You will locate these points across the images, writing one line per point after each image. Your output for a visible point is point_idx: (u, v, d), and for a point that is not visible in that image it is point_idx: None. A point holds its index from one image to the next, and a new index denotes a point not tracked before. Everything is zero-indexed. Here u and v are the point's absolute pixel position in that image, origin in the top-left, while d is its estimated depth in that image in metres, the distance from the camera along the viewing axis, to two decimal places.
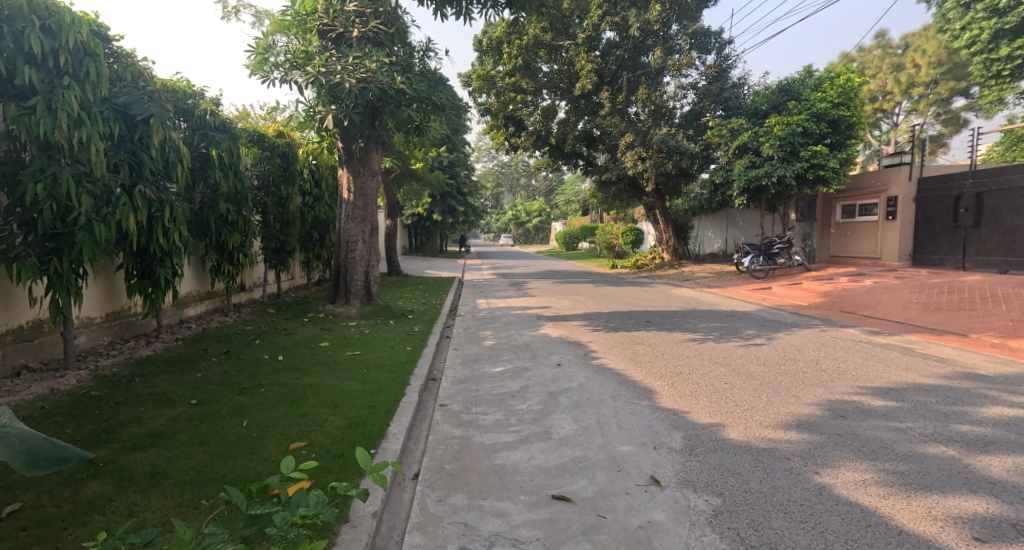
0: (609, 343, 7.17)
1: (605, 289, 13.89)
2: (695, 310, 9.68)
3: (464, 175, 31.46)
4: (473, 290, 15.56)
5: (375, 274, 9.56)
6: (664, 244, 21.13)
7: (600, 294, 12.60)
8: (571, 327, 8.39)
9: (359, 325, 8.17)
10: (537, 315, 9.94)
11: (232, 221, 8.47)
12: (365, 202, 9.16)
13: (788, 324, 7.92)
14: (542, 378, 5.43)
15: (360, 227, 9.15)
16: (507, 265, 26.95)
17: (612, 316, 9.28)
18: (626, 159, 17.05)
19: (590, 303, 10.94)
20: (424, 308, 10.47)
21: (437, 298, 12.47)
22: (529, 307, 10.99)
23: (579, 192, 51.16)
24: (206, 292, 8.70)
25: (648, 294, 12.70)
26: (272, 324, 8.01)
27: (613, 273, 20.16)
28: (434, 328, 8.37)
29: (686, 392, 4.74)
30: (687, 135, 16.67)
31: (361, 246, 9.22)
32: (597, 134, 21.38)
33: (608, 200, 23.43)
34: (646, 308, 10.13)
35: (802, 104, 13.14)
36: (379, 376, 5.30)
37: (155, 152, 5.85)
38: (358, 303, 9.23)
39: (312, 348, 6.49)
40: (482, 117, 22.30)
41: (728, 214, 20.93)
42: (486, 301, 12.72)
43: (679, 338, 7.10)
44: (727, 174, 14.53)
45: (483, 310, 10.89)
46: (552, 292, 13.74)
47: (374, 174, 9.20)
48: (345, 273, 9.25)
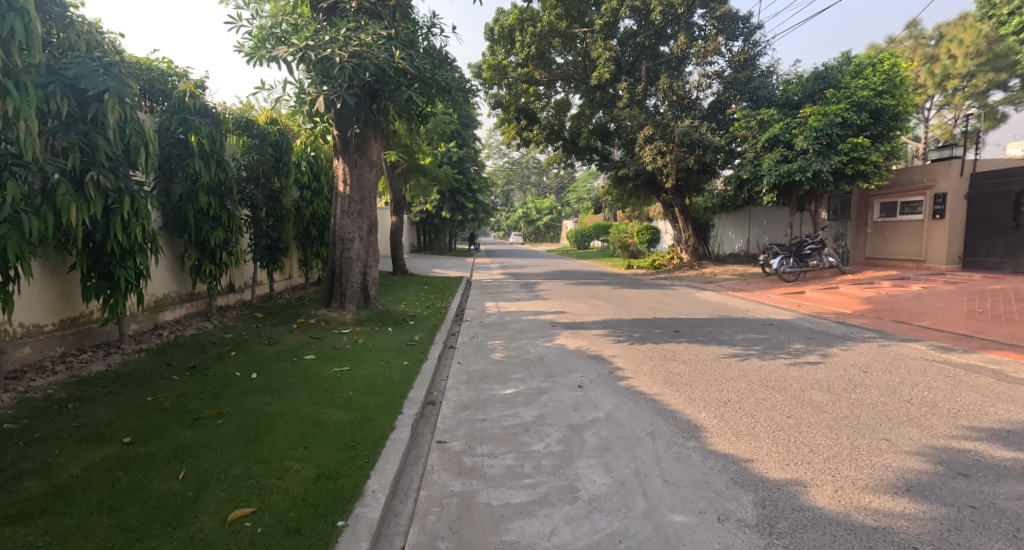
0: (635, 357, 6.27)
1: (623, 292, 12.99)
2: (726, 317, 8.77)
3: (473, 171, 30.65)
4: (482, 291, 14.72)
5: (374, 275, 8.71)
6: (682, 244, 20.21)
7: (619, 298, 11.72)
8: (590, 337, 7.50)
9: (352, 333, 7.31)
10: (551, 322, 9.06)
11: (214, 216, 7.66)
12: (362, 196, 8.33)
13: (839, 336, 7.00)
14: (561, 405, 4.54)
15: (357, 223, 8.32)
16: (518, 264, 26.13)
17: (634, 325, 8.38)
18: (645, 154, 16.14)
19: (609, 308, 10.05)
20: (428, 313, 9.60)
21: (442, 300, 11.63)
22: (542, 312, 10.13)
23: (591, 190, 50.24)
24: (185, 294, 7.87)
25: (670, 298, 11.79)
26: (256, 331, 7.15)
27: (629, 274, 19.28)
28: (437, 337, 7.51)
29: (740, 430, 3.83)
30: (711, 128, 15.73)
31: (358, 245, 8.37)
32: (613, 128, 20.50)
33: (623, 197, 22.50)
34: (671, 315, 9.22)
35: (842, 92, 12.19)
36: (367, 402, 4.43)
37: (111, 134, 5.01)
38: (354, 307, 8.38)
39: (293, 362, 5.62)
40: (492, 110, 21.47)
41: (751, 213, 19.99)
42: (496, 303, 11.88)
43: (717, 353, 6.18)
44: (756, 169, 13.59)
45: (493, 315, 10.02)
46: (566, 295, 12.86)
47: (372, 166, 8.40)
48: (340, 275, 8.41)
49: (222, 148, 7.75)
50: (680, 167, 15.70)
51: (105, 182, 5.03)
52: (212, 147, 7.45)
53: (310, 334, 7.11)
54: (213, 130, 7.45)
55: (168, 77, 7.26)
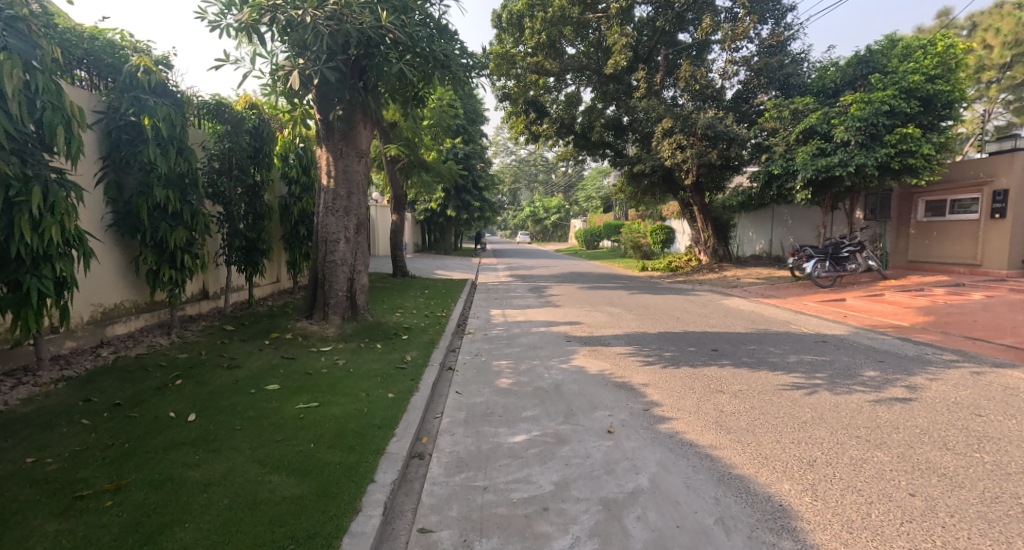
0: (673, 387, 5.15)
1: (642, 299, 11.86)
2: (769, 331, 7.60)
3: (480, 168, 29.73)
4: (488, 296, 13.60)
5: (365, 281, 7.61)
6: (702, 245, 19.13)
7: (639, 306, 10.63)
8: (614, 359, 6.38)
9: (332, 352, 6.22)
10: (566, 336, 7.93)
11: (174, 213, 6.56)
12: (349, 191, 7.27)
13: (916, 358, 5.82)
14: (588, 466, 3.44)
15: (344, 221, 7.22)
16: (526, 265, 25.16)
17: (663, 341, 7.25)
18: (664, 148, 15.03)
19: (630, 320, 8.91)
20: (426, 324, 8.48)
21: (443, 308, 10.51)
22: (554, 323, 9.00)
23: (601, 189, 49.12)
24: (144, 303, 6.83)
25: (696, 306, 10.64)
26: (220, 349, 6.08)
27: (645, 277, 18.19)
28: (434, 357, 6.39)
29: (850, 518, 2.71)
30: (736, 120, 14.58)
31: (344, 246, 7.27)
32: (627, 122, 19.45)
33: (638, 194, 21.41)
34: (702, 328, 8.07)
35: (889, 77, 11.05)
36: (328, 461, 3.33)
37: (11, 107, 3.93)
38: (338, 319, 7.27)
39: (250, 395, 4.55)
40: (500, 103, 20.49)
41: (776, 214, 18.87)
42: (503, 311, 10.79)
43: (774, 382, 5.04)
44: (789, 165, 12.45)
45: (499, 327, 8.91)
46: (580, 301, 11.74)
47: (359, 155, 7.33)
48: (323, 282, 7.30)
49: (185, 133, 6.67)
50: (702, 161, 14.60)
51: (4, 167, 3.95)
52: (171, 132, 6.36)
53: (283, 353, 6.03)
54: (172, 112, 6.37)
55: (120, 50, 6.20)
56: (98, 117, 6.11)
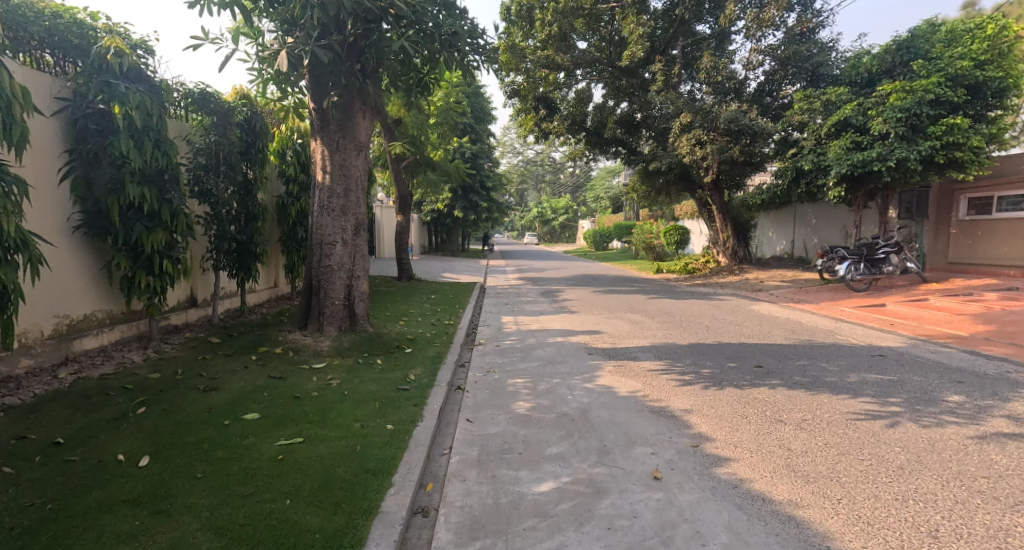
0: (720, 414, 4.38)
1: (663, 304, 11.08)
2: (814, 343, 6.81)
3: (488, 168, 29.07)
4: (498, 300, 12.89)
5: (366, 288, 6.92)
6: (720, 246, 18.39)
7: (661, 312, 9.87)
8: (645, 377, 5.61)
9: (326, 369, 5.51)
10: (586, 349, 7.16)
11: (151, 213, 5.79)
12: (346, 188, 6.58)
13: (999, 377, 5.02)
14: (638, 533, 2.70)
15: (340, 222, 6.54)
16: (536, 267, 24.47)
17: (696, 355, 6.48)
18: (682, 145, 14.30)
19: (654, 330, 8.15)
20: (430, 334, 7.78)
21: (450, 315, 9.79)
22: (571, 333, 8.25)
23: (610, 190, 48.36)
24: (120, 313, 6.11)
25: (723, 312, 9.87)
26: (200, 365, 5.38)
27: (661, 280, 17.43)
28: (441, 374, 5.65)
29: None
30: (760, 114, 13.75)
31: (341, 249, 6.56)
32: (640, 118, 18.75)
33: (652, 193, 20.66)
34: (737, 339, 7.29)
35: (933, 63, 10.29)
36: (306, 530, 2.62)
37: None
38: (334, 330, 6.54)
39: (223, 426, 3.82)
40: (508, 100, 19.83)
41: (799, 214, 18.20)
42: (515, 318, 10.05)
43: (842, 408, 4.27)
44: (820, 161, 11.87)
45: (512, 337, 8.17)
46: (596, 307, 10.98)
47: (357, 149, 6.63)
48: (318, 289, 6.59)
49: (163, 123, 5.95)
50: (723, 157, 13.86)
51: None
52: (146, 121, 5.64)
53: (270, 370, 5.34)
54: (148, 99, 5.65)
55: (88, 30, 5.50)
56: (61, 105, 5.41)
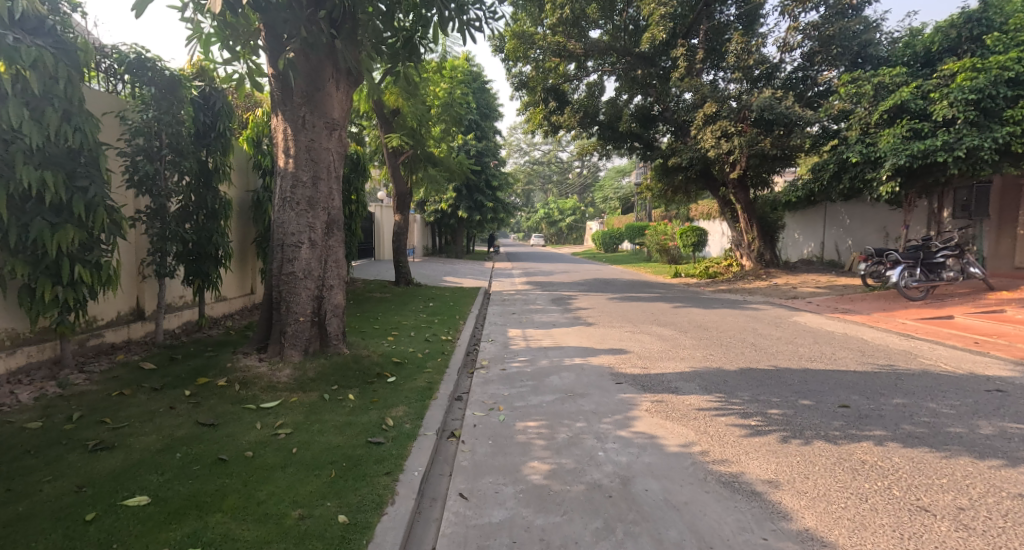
0: (824, 491, 3.05)
1: (692, 315, 9.78)
2: (897, 370, 5.50)
3: (494, 167, 27.80)
4: (504, 309, 11.61)
5: (343, 301, 5.62)
6: (744, 248, 17.16)
7: (693, 326, 8.57)
8: (697, 421, 4.32)
9: (278, 410, 4.21)
10: (612, 376, 5.86)
11: (57, 206, 4.52)
12: (315, 177, 5.28)
13: None
14: None
15: (307, 218, 5.25)
16: (545, 270, 23.19)
17: (755, 386, 5.17)
18: (706, 139, 13.40)
19: (691, 351, 6.84)
20: (423, 355, 6.48)
21: (448, 329, 8.49)
22: (592, 354, 6.95)
23: (621, 190, 47.04)
24: (28, 333, 4.80)
25: (765, 324, 8.55)
26: (111, 404, 4.08)
27: (681, 286, 16.12)
28: (431, 417, 4.34)
29: None
30: (797, 101, 12.41)
31: (309, 252, 5.26)
32: (657, 112, 17.80)
33: (669, 192, 19.39)
34: (797, 364, 5.98)
35: (1009, 37, 9.21)
36: None
37: None
38: (299, 354, 5.23)
39: (85, 526, 2.55)
40: (516, 92, 18.64)
41: (832, 213, 16.91)
42: (524, 332, 8.76)
43: (1001, 487, 2.96)
44: (870, 153, 10.56)
45: (521, 358, 6.88)
46: (615, 319, 9.67)
47: (329, 127, 5.33)
48: (279, 303, 5.28)
49: (78, 89, 4.62)
50: (753, 150, 12.89)
51: None
52: (48, 87, 4.34)
53: (200, 413, 4.01)
54: (51, 57, 4.32)
55: None
56: None
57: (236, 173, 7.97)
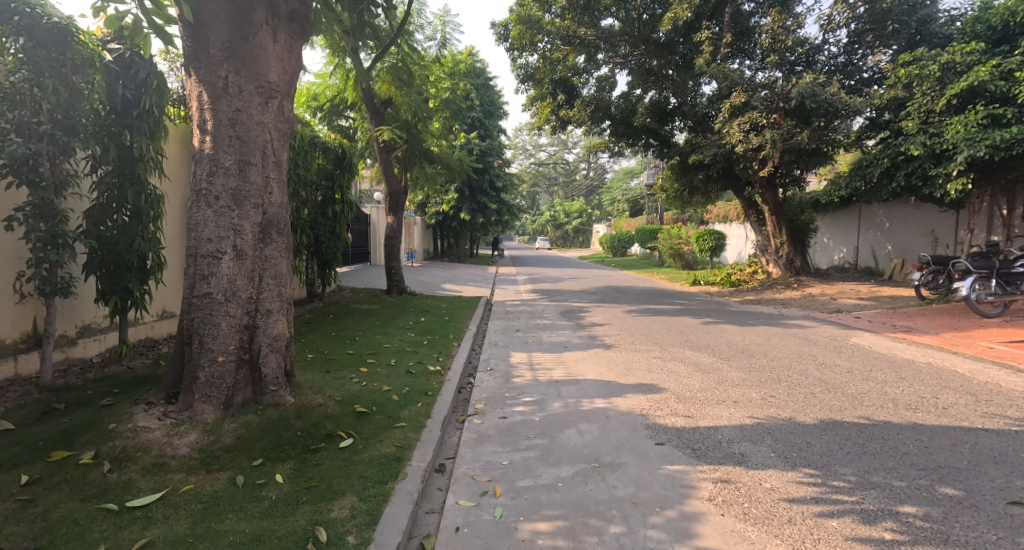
0: None
1: (728, 335, 8.31)
2: None
3: (498, 167, 26.36)
4: (507, 324, 10.15)
5: (287, 331, 4.17)
6: (771, 254, 15.75)
7: (736, 352, 7.09)
8: (797, 529, 2.84)
9: (152, 513, 2.76)
10: (648, 433, 4.39)
11: None
12: (242, 162, 3.83)
13: None
14: None
15: (230, 219, 3.80)
16: (553, 276, 21.71)
17: (856, 455, 3.69)
18: (733, 132, 12.29)
19: (744, 391, 5.36)
20: (400, 398, 5.01)
21: (438, 355, 7.02)
22: (617, 395, 5.47)
23: (631, 192, 45.54)
24: None
25: (822, 350, 7.06)
26: None
27: (703, 296, 14.60)
28: (390, 523, 2.87)
29: None
30: (842, 85, 10.99)
31: (232, 264, 3.81)
32: (674, 105, 16.43)
33: (686, 192, 17.91)
34: (894, 414, 4.50)
35: None
36: None
37: None
38: (214, 409, 3.75)
39: None
40: (521, 84, 17.28)
41: (868, 215, 15.54)
42: (531, 358, 7.31)
43: None
44: (935, 145, 9.04)
45: (527, 399, 5.42)
46: (638, 341, 8.20)
47: (262, 94, 3.88)
48: (189, 336, 3.81)
49: None
50: (788, 144, 11.64)
51: None
52: None
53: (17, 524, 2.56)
54: None
55: None
56: None
57: (184, 169, 6.57)
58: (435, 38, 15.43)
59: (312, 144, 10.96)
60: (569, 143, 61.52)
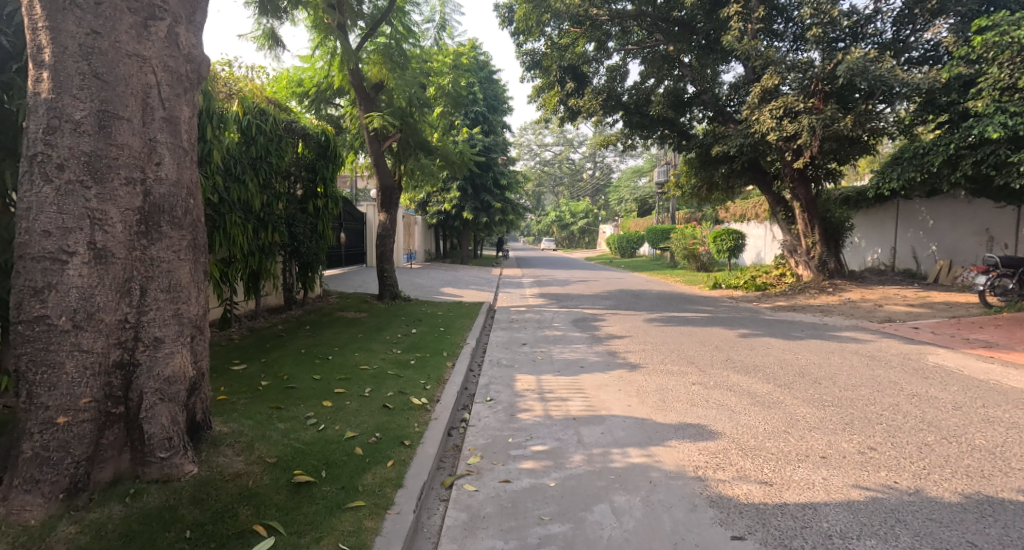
0: None
1: (775, 353, 6.95)
2: None
3: (502, 163, 25.04)
4: (512, 335, 8.83)
5: (185, 370, 2.85)
6: (803, 255, 14.50)
7: (793, 377, 5.74)
8: None
9: None
10: (716, 514, 3.05)
11: None
12: (103, 114, 2.51)
13: None
14: None
15: (81, 203, 2.47)
16: (561, 278, 20.40)
17: None
18: (765, 119, 10.94)
19: (829, 438, 4.02)
20: (364, 454, 3.68)
21: (427, 380, 5.71)
22: (658, 444, 4.14)
23: (640, 191, 44.13)
24: None
25: (902, 374, 5.69)
26: None
27: (729, 302, 13.22)
28: None
29: None
30: (896, 61, 9.69)
31: (86, 273, 2.48)
32: (691, 94, 15.09)
33: (705, 189, 16.50)
34: None
35: None
36: None
37: None
38: (51, 502, 2.45)
39: None
40: (526, 73, 15.99)
41: (908, 212, 14.16)
42: (541, 383, 5.98)
43: None
44: (1017, 126, 7.95)
45: (538, 450, 4.10)
46: (669, 359, 6.86)
47: (137, 11, 2.60)
48: (16, 389, 2.47)
49: None
50: (828, 132, 10.35)
51: None
52: None
53: None
54: None
55: None
56: None
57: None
58: (433, 19, 14.11)
59: (290, 130, 9.62)
60: (574, 142, 60.16)
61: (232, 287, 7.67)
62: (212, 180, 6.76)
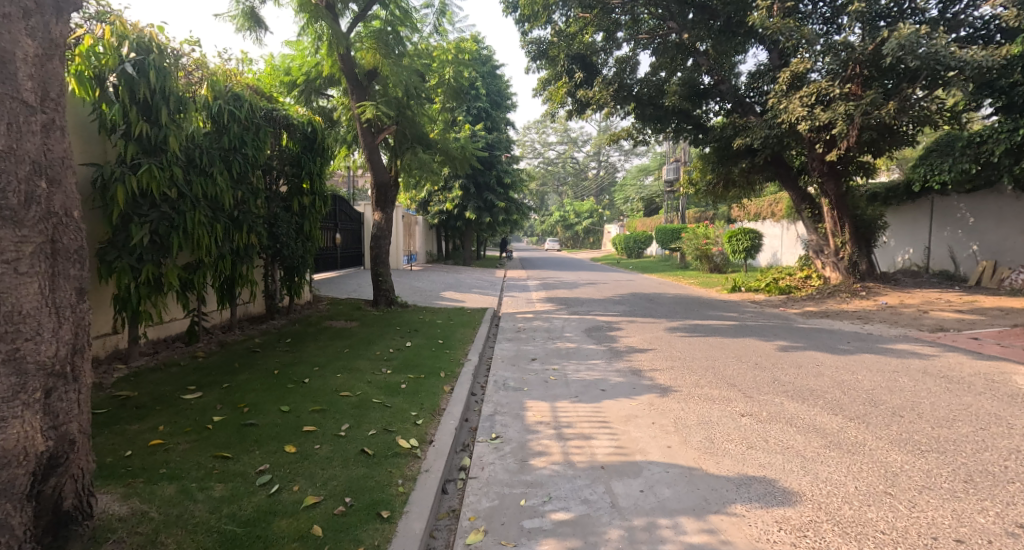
0: None
1: (830, 373, 5.91)
2: None
3: (505, 161, 23.95)
4: (519, 349, 7.81)
5: (26, 437, 2.20)
6: (830, 256, 13.45)
7: (864, 408, 4.71)
8: None
9: None
10: None
11: None
12: None
13: None
14: None
15: None
16: (568, 280, 19.34)
17: None
18: (795, 109, 9.88)
19: (952, 507, 3.00)
20: (323, 538, 2.69)
21: (417, 412, 4.70)
22: (718, 513, 3.12)
23: (647, 191, 42.95)
24: None
25: (1000, 404, 4.64)
26: None
27: (754, 307, 12.16)
28: None
29: None
30: (950, 37, 8.67)
31: None
32: (708, 85, 13.96)
33: (723, 188, 15.40)
34: None
35: None
36: None
37: None
38: None
39: None
40: (531, 62, 14.92)
41: (945, 209, 13.07)
42: (556, 413, 4.96)
43: None
44: None
45: (561, 522, 3.08)
46: (704, 381, 5.83)
47: None
48: None
49: None
50: (868, 121, 9.30)
51: None
52: None
53: None
54: None
55: None
56: None
57: (79, 138, 5.54)
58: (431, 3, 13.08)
59: (270, 120, 8.59)
60: (578, 141, 59.02)
61: (199, 296, 6.68)
62: (169, 173, 5.75)
